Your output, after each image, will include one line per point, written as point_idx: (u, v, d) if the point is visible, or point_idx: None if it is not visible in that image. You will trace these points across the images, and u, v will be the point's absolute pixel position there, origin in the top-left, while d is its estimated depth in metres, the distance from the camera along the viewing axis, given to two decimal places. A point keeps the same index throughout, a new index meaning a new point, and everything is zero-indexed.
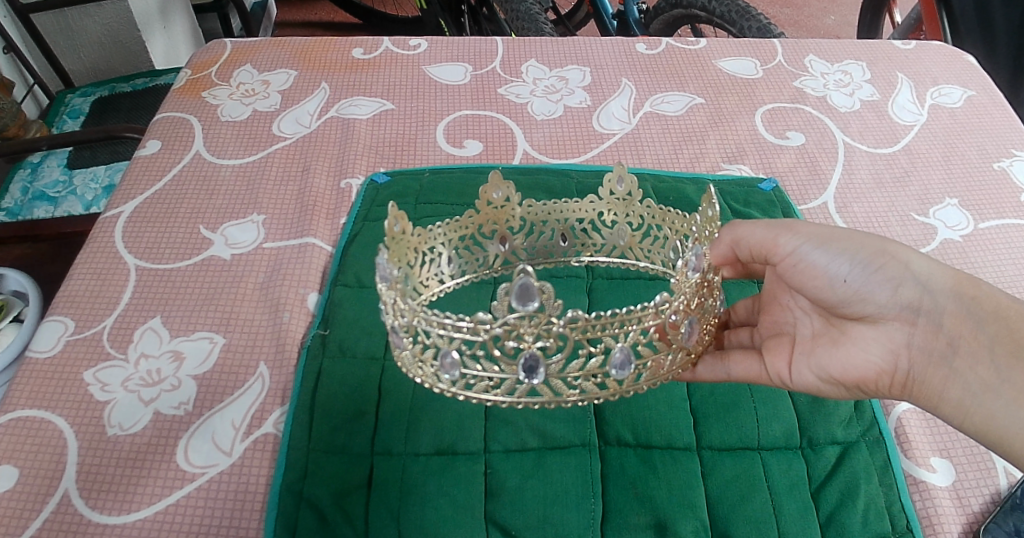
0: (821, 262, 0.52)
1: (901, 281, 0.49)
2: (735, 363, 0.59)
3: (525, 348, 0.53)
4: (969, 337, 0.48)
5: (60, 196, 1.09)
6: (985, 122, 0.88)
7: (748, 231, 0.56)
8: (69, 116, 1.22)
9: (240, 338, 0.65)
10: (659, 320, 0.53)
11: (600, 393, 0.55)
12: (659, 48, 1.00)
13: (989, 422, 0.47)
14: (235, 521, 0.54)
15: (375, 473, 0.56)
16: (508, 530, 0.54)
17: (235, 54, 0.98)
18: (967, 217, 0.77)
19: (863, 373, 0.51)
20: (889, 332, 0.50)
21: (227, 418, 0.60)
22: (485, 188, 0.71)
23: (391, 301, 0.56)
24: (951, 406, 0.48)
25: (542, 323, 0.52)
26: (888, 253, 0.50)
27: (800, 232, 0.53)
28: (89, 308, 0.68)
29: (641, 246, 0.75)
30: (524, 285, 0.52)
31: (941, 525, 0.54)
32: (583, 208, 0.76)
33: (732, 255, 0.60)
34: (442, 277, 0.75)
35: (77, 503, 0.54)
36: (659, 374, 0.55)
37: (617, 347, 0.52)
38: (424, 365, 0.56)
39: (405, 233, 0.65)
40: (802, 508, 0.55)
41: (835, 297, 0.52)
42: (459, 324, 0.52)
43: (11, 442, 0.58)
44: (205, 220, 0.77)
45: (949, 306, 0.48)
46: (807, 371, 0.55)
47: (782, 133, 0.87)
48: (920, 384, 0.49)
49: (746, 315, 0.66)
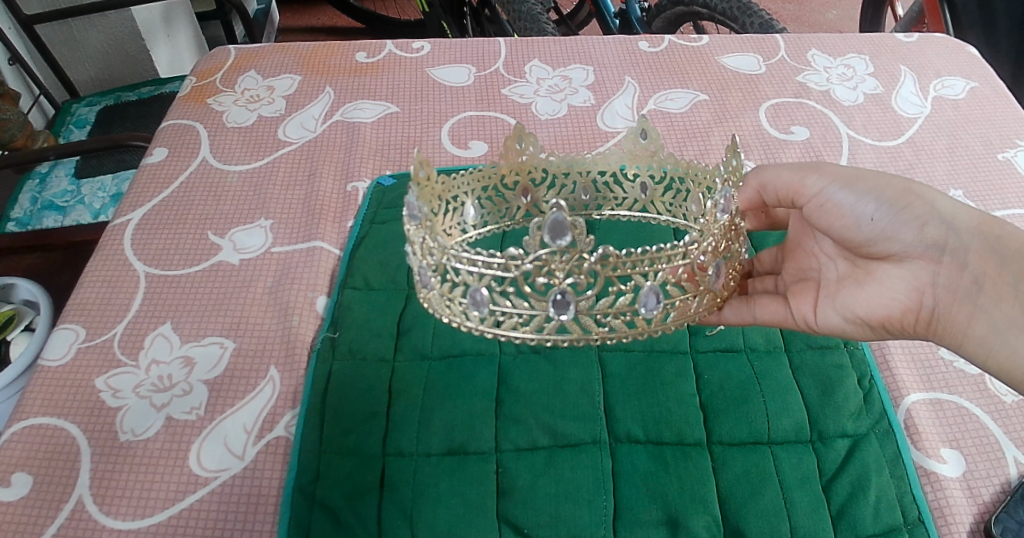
0: (847, 203, 0.53)
1: (927, 220, 0.50)
2: (761, 306, 0.61)
3: (556, 285, 0.54)
4: (994, 275, 0.49)
5: (68, 205, 1.09)
6: (989, 113, 0.88)
7: (773, 174, 0.58)
8: (75, 126, 1.23)
9: (250, 342, 0.66)
10: (688, 261, 0.54)
11: (628, 331, 0.55)
12: (662, 46, 1.00)
13: (1012, 359, 0.48)
14: (249, 524, 0.55)
15: (387, 474, 0.57)
16: (521, 529, 0.54)
17: (239, 60, 0.99)
18: (972, 208, 0.77)
19: (889, 310, 0.53)
20: (915, 271, 0.51)
21: (238, 422, 0.60)
22: (508, 140, 0.71)
23: (419, 241, 0.57)
24: (975, 343, 0.50)
25: (573, 259, 0.54)
26: (913, 193, 0.51)
27: (826, 173, 0.55)
28: (99, 316, 0.68)
29: (663, 200, 0.76)
30: (556, 221, 0.53)
31: (953, 517, 0.54)
32: (605, 161, 0.78)
33: (759, 200, 0.61)
34: (465, 226, 0.78)
35: (91, 509, 0.55)
36: (686, 315, 0.56)
37: (645, 286, 0.53)
38: (452, 304, 0.58)
39: (431, 179, 0.66)
40: (813, 502, 0.55)
41: (861, 236, 0.53)
42: (490, 260, 0.54)
43: (25, 450, 0.58)
44: (212, 226, 0.77)
45: (975, 245, 0.50)
46: (832, 313, 0.57)
47: (786, 128, 0.87)
48: (945, 321, 0.51)
49: (772, 263, 0.67)
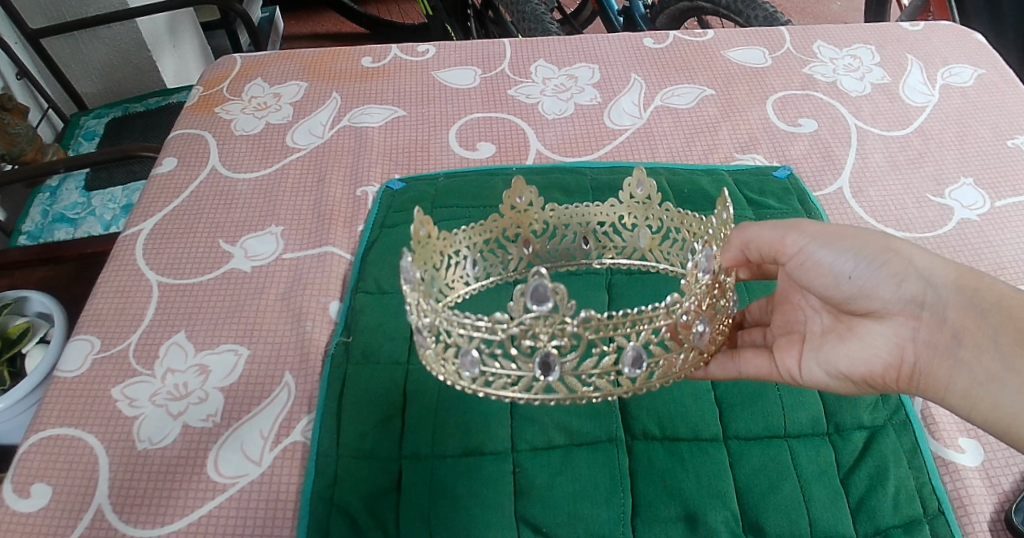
0: (826, 261, 0.51)
1: (904, 275, 0.49)
2: (747, 361, 0.58)
3: (541, 347, 0.53)
4: (973, 328, 0.47)
5: (80, 217, 1.11)
6: (997, 100, 0.88)
7: (756, 231, 0.55)
8: (84, 138, 1.24)
9: (265, 348, 0.66)
10: (671, 320, 0.54)
11: (615, 391, 0.55)
12: (667, 41, 1.00)
13: (998, 409, 0.46)
14: (268, 529, 0.55)
15: (403, 476, 0.57)
16: (540, 528, 0.54)
17: (245, 68, 1.00)
18: (983, 196, 0.77)
19: (871, 367, 0.52)
20: (895, 327, 0.50)
21: (255, 428, 0.60)
22: (508, 193, 0.71)
23: (414, 302, 0.57)
24: (958, 397, 0.48)
25: (556, 322, 0.53)
26: (892, 249, 0.50)
27: (806, 231, 0.53)
28: (114, 326, 0.69)
29: (660, 249, 0.75)
30: (538, 286, 0.52)
31: (972, 506, 0.54)
32: (603, 212, 0.76)
33: (743, 258, 0.58)
34: (468, 279, 0.76)
35: (111, 518, 0.56)
36: (671, 373, 0.55)
37: (630, 347, 0.53)
38: (446, 362, 0.57)
39: (431, 236, 0.66)
40: (831, 494, 0.55)
41: (841, 294, 0.51)
42: (478, 324, 0.53)
43: (44, 460, 0.59)
44: (224, 234, 0.77)
45: (953, 299, 0.48)
46: (815, 367, 0.55)
47: (794, 121, 0.87)
48: (928, 376, 0.49)
49: (760, 314, 0.65)
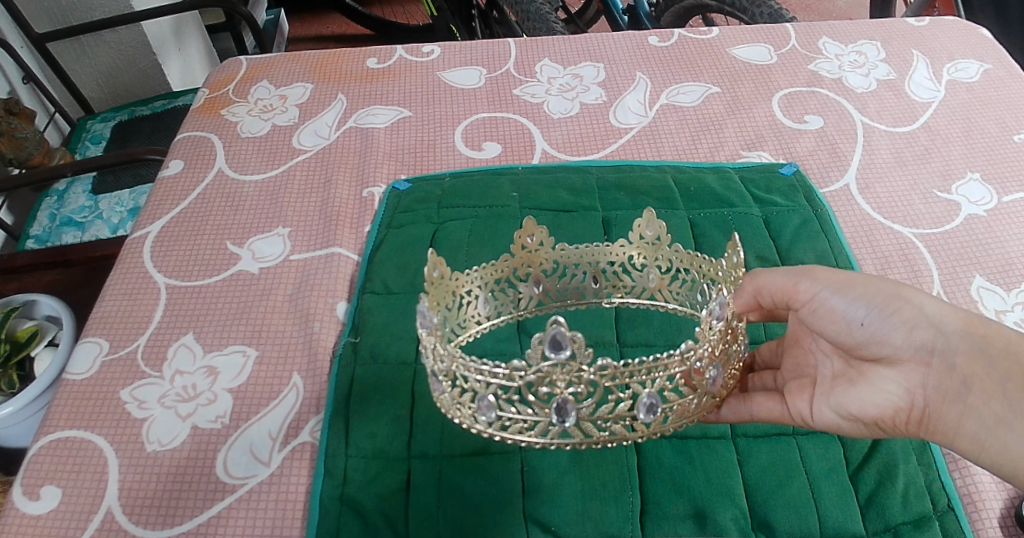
0: (839, 308, 0.52)
1: (915, 324, 0.49)
2: (759, 404, 0.57)
3: (557, 394, 0.53)
4: (982, 375, 0.47)
5: (87, 221, 1.11)
6: (1004, 94, 0.87)
7: (769, 278, 0.55)
8: (90, 142, 1.25)
9: (272, 350, 0.67)
10: (686, 367, 0.53)
11: (629, 436, 0.54)
12: (672, 40, 1.00)
13: (1005, 453, 0.46)
14: (277, 529, 0.55)
15: (412, 476, 0.57)
16: (549, 526, 0.54)
17: (251, 71, 1.00)
18: (991, 191, 0.76)
19: (881, 411, 0.51)
20: (906, 373, 0.50)
21: (264, 429, 0.61)
22: (519, 233, 0.70)
23: (430, 347, 0.55)
24: (967, 440, 0.47)
25: (574, 370, 0.53)
26: (902, 298, 0.50)
27: (820, 278, 0.53)
28: (122, 329, 0.69)
29: (671, 289, 0.72)
30: (556, 335, 0.52)
31: (982, 502, 0.54)
32: (614, 252, 0.73)
33: (755, 303, 0.57)
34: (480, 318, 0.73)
35: (120, 520, 0.56)
36: (685, 417, 0.55)
37: (643, 396, 0.52)
38: (462, 407, 0.56)
39: (444, 276, 0.65)
40: (841, 492, 0.55)
41: (853, 340, 0.51)
42: (496, 371, 0.52)
43: (53, 463, 0.59)
44: (232, 235, 0.78)
45: (962, 347, 0.48)
46: (826, 409, 0.54)
47: (800, 118, 0.87)
48: (935, 420, 0.48)
49: (770, 356, 0.64)
